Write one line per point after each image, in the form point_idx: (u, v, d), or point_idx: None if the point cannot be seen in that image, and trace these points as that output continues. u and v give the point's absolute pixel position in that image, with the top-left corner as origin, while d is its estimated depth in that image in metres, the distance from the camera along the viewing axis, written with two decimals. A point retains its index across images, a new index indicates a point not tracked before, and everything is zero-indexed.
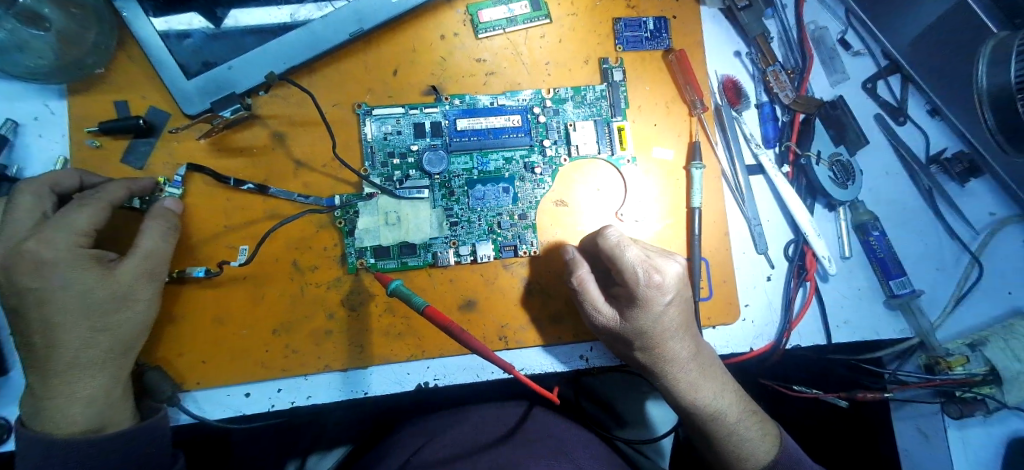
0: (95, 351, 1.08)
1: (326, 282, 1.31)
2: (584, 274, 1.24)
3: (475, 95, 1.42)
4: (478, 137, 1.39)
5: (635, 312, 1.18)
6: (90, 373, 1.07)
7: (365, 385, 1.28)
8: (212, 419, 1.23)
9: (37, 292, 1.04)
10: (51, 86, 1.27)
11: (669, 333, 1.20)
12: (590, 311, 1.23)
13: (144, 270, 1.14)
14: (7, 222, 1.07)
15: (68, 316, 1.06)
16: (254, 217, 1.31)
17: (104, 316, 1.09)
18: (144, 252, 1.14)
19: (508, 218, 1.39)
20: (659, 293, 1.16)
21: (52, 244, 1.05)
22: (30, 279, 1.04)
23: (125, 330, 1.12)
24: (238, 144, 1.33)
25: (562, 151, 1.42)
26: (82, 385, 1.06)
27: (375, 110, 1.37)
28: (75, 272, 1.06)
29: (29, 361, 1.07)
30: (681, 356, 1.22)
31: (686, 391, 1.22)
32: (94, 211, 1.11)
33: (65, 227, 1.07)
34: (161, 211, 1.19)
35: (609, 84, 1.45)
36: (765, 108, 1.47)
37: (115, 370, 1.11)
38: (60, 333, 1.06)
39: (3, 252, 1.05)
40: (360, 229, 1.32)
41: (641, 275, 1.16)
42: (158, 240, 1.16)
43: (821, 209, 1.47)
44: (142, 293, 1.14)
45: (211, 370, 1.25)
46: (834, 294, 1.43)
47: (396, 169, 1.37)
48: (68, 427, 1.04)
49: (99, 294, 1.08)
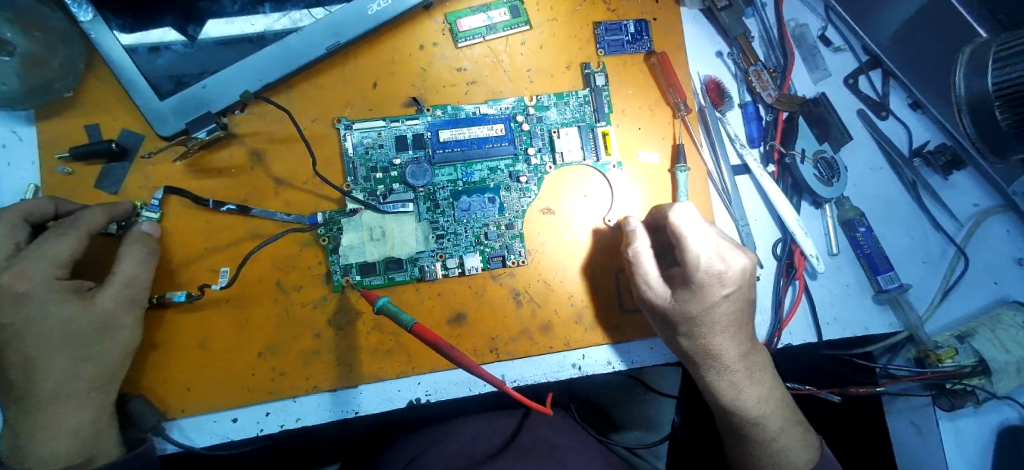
0: (75, 384, 1.05)
1: (311, 301, 1.29)
2: (640, 247, 1.23)
3: (457, 105, 1.40)
4: (461, 148, 1.37)
5: (684, 295, 1.19)
6: (73, 405, 1.05)
7: (355, 404, 1.26)
8: (199, 447, 1.20)
9: (15, 327, 1.01)
10: (19, 112, 1.23)
11: (718, 324, 1.19)
12: (640, 285, 1.23)
13: (125, 298, 1.11)
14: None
15: (49, 349, 1.03)
16: (233, 239, 1.28)
17: (85, 348, 1.06)
18: (123, 280, 1.11)
19: (495, 228, 1.37)
20: (714, 284, 1.16)
21: (26, 275, 1.02)
22: (5, 314, 1.01)
23: (107, 362, 1.09)
24: (216, 165, 1.30)
25: (547, 159, 1.41)
26: (64, 420, 1.03)
27: (355, 124, 1.35)
28: (53, 305, 1.03)
29: (6, 399, 1.03)
30: (727, 350, 1.20)
31: (726, 386, 1.20)
32: (72, 241, 1.07)
33: (41, 258, 1.04)
34: (139, 236, 1.16)
35: (591, 89, 1.44)
36: (748, 108, 1.47)
37: (100, 402, 1.08)
38: (39, 367, 1.02)
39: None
40: (344, 246, 1.30)
41: (701, 261, 1.16)
42: (137, 266, 1.13)
43: (808, 207, 1.47)
44: (123, 321, 1.10)
45: (196, 398, 1.22)
46: (825, 291, 1.43)
47: (379, 183, 1.35)
48: (51, 462, 1.02)
49: (79, 325, 1.05)
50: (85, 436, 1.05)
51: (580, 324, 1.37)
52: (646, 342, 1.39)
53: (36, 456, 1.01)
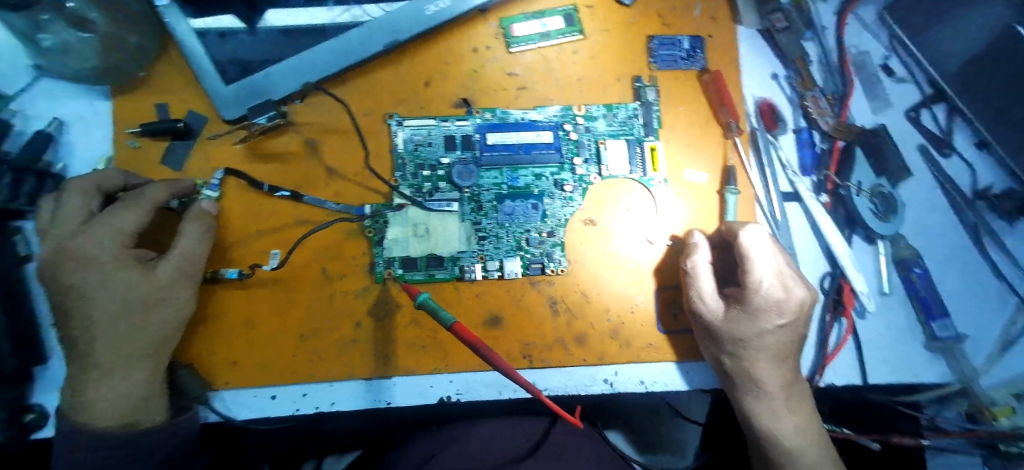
0: (131, 350, 1.10)
1: (354, 290, 1.32)
2: (699, 262, 1.23)
3: (507, 110, 1.41)
4: (509, 152, 1.38)
5: (737, 315, 1.17)
6: (126, 369, 1.09)
7: (388, 395, 1.28)
8: (238, 419, 1.23)
9: (80, 290, 1.07)
10: (97, 87, 1.30)
11: (766, 349, 1.17)
12: (693, 298, 1.23)
13: (181, 271, 1.16)
14: (55, 220, 1.09)
15: (110, 314, 1.08)
16: (284, 224, 1.32)
17: (142, 317, 1.11)
18: (180, 254, 1.16)
19: (537, 234, 1.38)
20: (770, 311, 1.15)
21: (96, 241, 1.08)
22: (73, 277, 1.06)
23: (161, 331, 1.13)
24: (273, 150, 1.34)
25: (593, 170, 1.41)
26: (119, 383, 1.08)
27: (407, 121, 1.38)
28: (117, 271, 1.08)
29: (68, 358, 1.09)
30: (770, 376, 1.18)
31: (764, 412, 1.18)
32: (140, 212, 1.12)
33: (110, 226, 1.09)
34: (199, 213, 1.21)
35: (642, 103, 1.43)
36: (802, 134, 1.43)
37: (152, 370, 1.13)
38: (100, 331, 1.08)
39: (49, 251, 1.07)
40: (389, 239, 1.33)
41: (761, 287, 1.14)
42: (195, 243, 1.18)
43: (860, 241, 1.43)
44: (178, 294, 1.15)
45: (239, 372, 1.26)
46: (871, 329, 1.38)
47: (426, 180, 1.37)
48: (106, 421, 1.06)
49: (139, 294, 1.10)
50: (137, 401, 1.09)
51: (616, 340, 1.36)
52: (680, 364, 1.37)
53: (91, 413, 1.06)
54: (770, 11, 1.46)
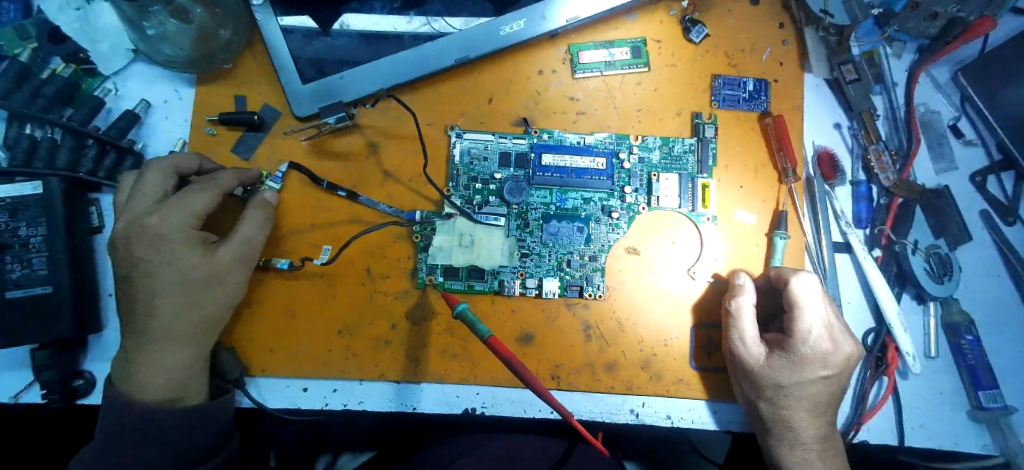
0: (185, 326, 1.15)
1: (394, 293, 1.35)
2: (745, 304, 1.24)
3: (564, 132, 1.44)
4: (560, 174, 1.40)
5: (780, 363, 1.16)
6: (178, 345, 1.15)
7: (415, 400, 1.31)
8: (270, 407, 1.28)
9: (149, 265, 1.12)
10: (184, 74, 1.39)
11: (806, 400, 1.16)
12: (735, 340, 1.22)
13: (240, 256, 1.21)
14: (134, 194, 1.16)
15: (171, 290, 1.13)
16: (337, 220, 1.37)
17: (199, 296, 1.16)
18: (242, 239, 1.22)
19: (579, 257, 1.39)
20: (816, 362, 1.14)
21: (169, 221, 1.13)
22: (142, 251, 1.12)
23: (215, 311, 1.19)
24: (337, 149, 1.40)
25: (642, 199, 1.42)
26: (171, 356, 1.13)
27: (466, 133, 1.42)
28: (184, 250, 1.14)
29: (128, 327, 1.14)
30: (806, 427, 1.16)
31: (797, 464, 1.15)
32: (210, 196, 1.18)
33: (183, 207, 1.15)
34: (261, 203, 1.27)
35: (699, 139, 1.43)
36: (861, 187, 1.41)
37: (200, 347, 1.18)
38: (160, 305, 1.13)
39: (125, 224, 1.13)
40: (434, 246, 1.36)
41: (810, 337, 1.14)
42: (255, 229, 1.24)
43: (909, 299, 1.39)
44: (233, 276, 1.21)
45: (276, 360, 1.30)
46: (914, 393, 1.34)
47: (477, 193, 1.41)
48: (152, 394, 1.11)
49: (200, 273, 1.15)
50: (183, 376, 1.15)
51: (647, 371, 1.35)
52: (709, 403, 1.35)
53: (141, 384, 1.11)
54: (842, 62, 1.44)
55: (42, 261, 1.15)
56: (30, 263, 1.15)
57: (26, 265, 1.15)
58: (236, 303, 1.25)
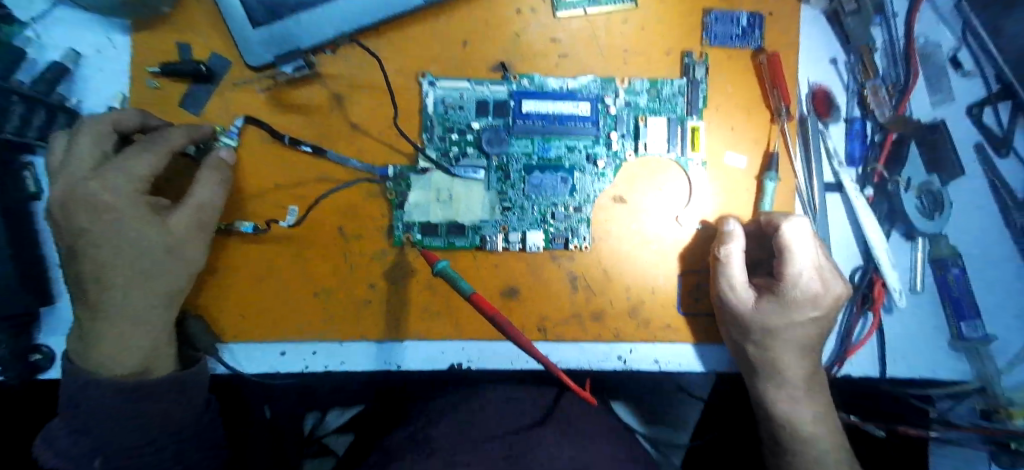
0: (142, 297, 1.07)
1: (371, 252, 1.28)
2: (734, 250, 1.19)
3: (545, 77, 1.34)
4: (543, 122, 1.31)
5: (769, 306, 1.14)
6: (138, 317, 1.06)
7: (399, 359, 1.27)
8: (247, 373, 1.23)
9: (98, 236, 1.02)
10: (116, 20, 1.24)
11: (794, 341, 1.14)
12: (723, 286, 1.19)
13: (196, 221, 1.13)
14: (68, 158, 1.04)
15: (125, 262, 1.04)
16: (304, 179, 1.27)
17: (160, 265, 1.08)
18: (197, 204, 1.13)
19: (564, 209, 1.33)
20: (806, 304, 1.12)
21: (114, 186, 1.03)
22: (85, 218, 1.02)
23: (174, 280, 1.11)
24: (297, 101, 1.28)
25: (629, 146, 1.34)
26: (128, 328, 1.05)
27: (439, 81, 1.31)
28: (133, 217, 1.04)
29: (79, 298, 1.06)
30: (794, 368, 1.14)
31: (784, 405, 1.14)
32: (157, 156, 1.08)
33: (126, 168, 1.04)
34: (215, 162, 1.17)
35: (689, 80, 1.34)
36: (855, 124, 1.36)
37: (162, 318, 1.10)
38: (110, 274, 1.04)
39: (63, 190, 1.02)
40: (411, 202, 1.28)
41: (800, 279, 1.12)
42: (210, 192, 1.14)
43: (898, 237, 1.36)
44: (190, 244, 1.13)
45: (251, 326, 1.24)
46: (898, 329, 1.33)
47: (454, 144, 1.31)
48: (115, 368, 1.04)
49: (154, 240, 1.07)
50: (146, 349, 1.07)
51: (635, 320, 1.33)
52: (697, 347, 1.33)
53: (103, 362, 1.03)
54: None
55: None
56: None
57: None
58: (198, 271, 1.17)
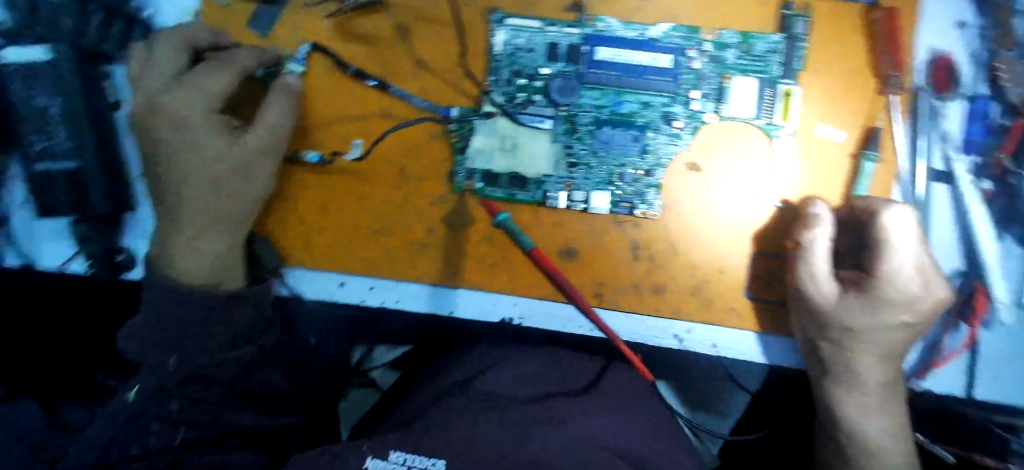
0: (215, 214, 1.09)
1: (433, 196, 1.25)
2: (821, 237, 1.08)
3: (625, 22, 1.22)
4: (618, 72, 1.20)
5: (852, 304, 1.05)
6: (210, 234, 1.09)
7: (451, 305, 1.26)
8: (308, 297, 1.28)
9: (176, 150, 1.05)
10: None
11: (875, 342, 1.06)
12: (803, 275, 1.09)
13: (266, 143, 1.10)
14: (148, 70, 1.05)
15: (196, 178, 1.06)
16: (366, 113, 1.23)
17: (232, 183, 1.09)
18: (268, 124, 1.10)
19: (632, 171, 1.24)
20: (896, 306, 1.02)
21: (185, 100, 1.04)
22: (167, 132, 1.05)
23: (243, 201, 1.11)
24: (363, 31, 1.22)
25: (710, 107, 1.22)
26: (204, 242, 1.09)
27: (510, 19, 1.21)
28: (207, 134, 1.05)
29: (163, 210, 1.10)
30: (869, 369, 1.07)
31: (852, 406, 1.08)
32: (231, 73, 1.06)
33: (200, 84, 1.04)
34: (284, 87, 1.15)
35: (787, 35, 1.20)
36: (978, 102, 1.20)
37: (235, 235, 1.12)
38: (189, 188, 1.07)
39: (145, 103, 1.05)
40: (473, 148, 1.23)
41: (897, 277, 1.01)
42: (282, 116, 1.11)
43: (1011, 243, 1.24)
44: (261, 168, 1.11)
45: (312, 256, 1.26)
46: (994, 345, 1.23)
47: (521, 90, 1.23)
48: (194, 275, 1.08)
49: (226, 158, 1.06)
50: (221, 262, 1.10)
51: (698, 300, 1.26)
52: (760, 336, 1.26)
53: (183, 269, 1.08)
54: None
55: (65, 131, 1.11)
56: (54, 133, 1.11)
57: (51, 136, 1.11)
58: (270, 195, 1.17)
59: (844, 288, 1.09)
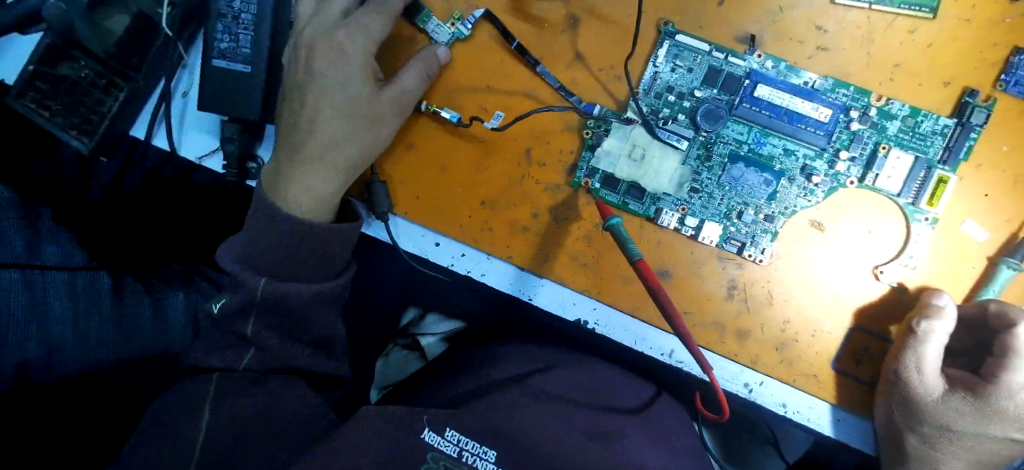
0: (338, 154, 1.16)
1: (547, 183, 1.28)
2: (937, 331, 1.10)
3: (794, 67, 1.20)
4: (771, 113, 1.19)
5: (961, 406, 1.12)
6: (325, 171, 1.15)
7: (533, 292, 1.28)
8: (402, 248, 1.32)
9: (325, 79, 1.13)
10: None
11: (966, 440, 1.16)
12: (913, 366, 1.13)
13: (400, 103, 1.18)
14: (323, 7, 1.16)
15: (333, 112, 1.14)
16: (513, 90, 1.28)
17: (360, 128, 1.16)
18: (408, 88, 1.18)
19: (753, 213, 1.23)
20: (1004, 418, 1.10)
21: (353, 41, 1.14)
22: (325, 66, 1.13)
23: (364, 149, 1.18)
24: (533, 12, 1.27)
25: (854, 172, 1.20)
26: (316, 178, 1.15)
27: (679, 35, 1.23)
28: (358, 76, 1.14)
29: (287, 134, 1.16)
30: (947, 460, 1.18)
31: None
32: (386, 20, 1.17)
33: (366, 27, 1.14)
34: (429, 57, 1.20)
35: (959, 122, 1.16)
36: None
37: (343, 180, 1.19)
38: (322, 122, 1.14)
39: (313, 34, 1.15)
40: (603, 148, 1.25)
41: (1016, 393, 1.08)
42: (420, 85, 1.19)
43: None
44: (388, 124, 1.18)
45: (419, 208, 1.31)
46: None
47: (667, 106, 1.25)
48: (298, 208, 1.15)
49: (365, 103, 1.15)
50: (322, 202, 1.17)
51: (778, 355, 1.23)
52: (834, 409, 1.22)
53: (288, 199, 1.14)
54: None
55: (248, 39, 1.22)
56: (238, 38, 1.22)
57: (235, 39, 1.22)
58: (382, 149, 1.24)
59: (950, 385, 1.15)
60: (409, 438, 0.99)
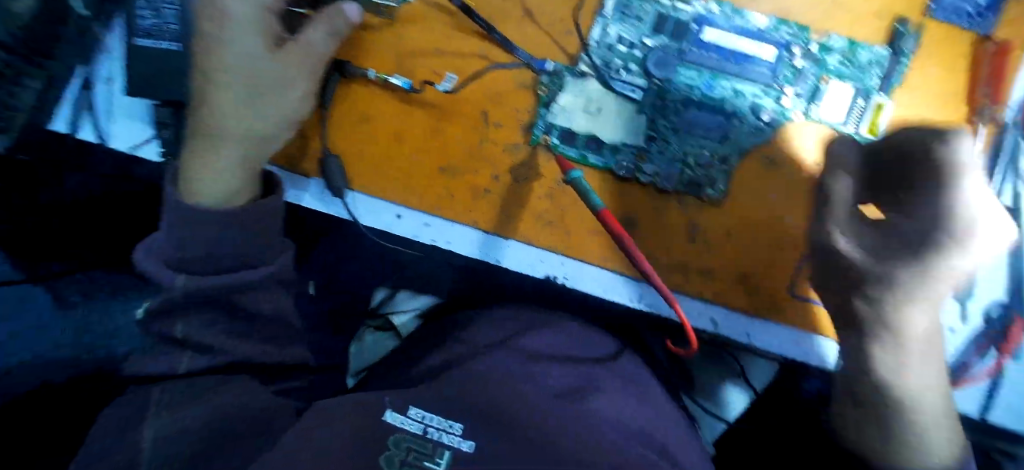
0: (239, 124, 1.08)
1: (506, 144, 1.27)
2: (844, 189, 1.01)
3: (737, 9, 1.26)
4: (718, 55, 1.24)
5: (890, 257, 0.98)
6: (228, 144, 1.07)
7: (500, 255, 1.25)
8: (361, 223, 1.25)
9: (213, 41, 1.05)
10: None
11: (926, 297, 0.98)
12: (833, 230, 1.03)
13: (303, 62, 1.12)
14: None
15: (229, 79, 1.05)
16: (467, 52, 1.28)
17: (259, 94, 1.08)
18: (309, 44, 1.12)
19: (709, 155, 1.25)
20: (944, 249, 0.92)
21: None
22: (210, 25, 1.04)
23: (273, 114, 1.11)
24: None
25: (801, 105, 1.24)
26: (217, 153, 1.06)
27: None
28: (248, 33, 1.04)
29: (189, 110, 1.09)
30: (913, 324, 1.02)
31: (889, 359, 1.03)
32: None
33: None
34: (333, 14, 1.13)
35: (893, 51, 1.23)
36: None
37: (252, 152, 1.10)
38: (217, 90, 1.06)
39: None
40: (559, 104, 1.25)
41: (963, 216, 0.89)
42: (323, 40, 1.13)
43: None
44: (294, 85, 1.12)
45: (375, 180, 1.26)
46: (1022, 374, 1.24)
47: (620, 57, 1.27)
48: (203, 190, 1.04)
49: (263, 65, 1.07)
50: (231, 181, 1.07)
51: (738, 293, 1.26)
52: (802, 337, 1.26)
53: (193, 182, 1.05)
54: None
55: (173, 15, 1.16)
56: (162, 12, 1.16)
57: (160, 15, 1.16)
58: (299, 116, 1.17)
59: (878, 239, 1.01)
60: (376, 429, 0.94)
